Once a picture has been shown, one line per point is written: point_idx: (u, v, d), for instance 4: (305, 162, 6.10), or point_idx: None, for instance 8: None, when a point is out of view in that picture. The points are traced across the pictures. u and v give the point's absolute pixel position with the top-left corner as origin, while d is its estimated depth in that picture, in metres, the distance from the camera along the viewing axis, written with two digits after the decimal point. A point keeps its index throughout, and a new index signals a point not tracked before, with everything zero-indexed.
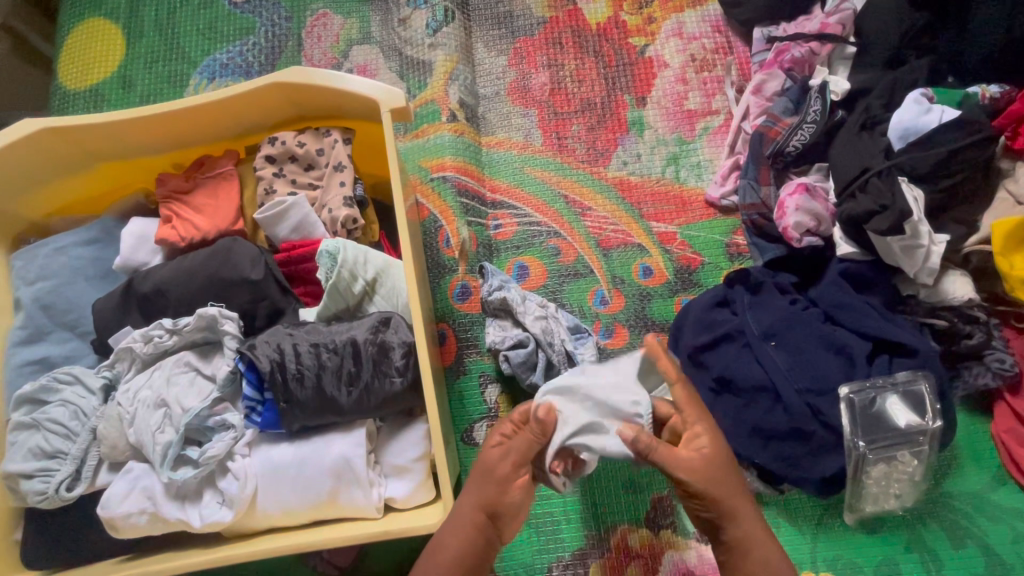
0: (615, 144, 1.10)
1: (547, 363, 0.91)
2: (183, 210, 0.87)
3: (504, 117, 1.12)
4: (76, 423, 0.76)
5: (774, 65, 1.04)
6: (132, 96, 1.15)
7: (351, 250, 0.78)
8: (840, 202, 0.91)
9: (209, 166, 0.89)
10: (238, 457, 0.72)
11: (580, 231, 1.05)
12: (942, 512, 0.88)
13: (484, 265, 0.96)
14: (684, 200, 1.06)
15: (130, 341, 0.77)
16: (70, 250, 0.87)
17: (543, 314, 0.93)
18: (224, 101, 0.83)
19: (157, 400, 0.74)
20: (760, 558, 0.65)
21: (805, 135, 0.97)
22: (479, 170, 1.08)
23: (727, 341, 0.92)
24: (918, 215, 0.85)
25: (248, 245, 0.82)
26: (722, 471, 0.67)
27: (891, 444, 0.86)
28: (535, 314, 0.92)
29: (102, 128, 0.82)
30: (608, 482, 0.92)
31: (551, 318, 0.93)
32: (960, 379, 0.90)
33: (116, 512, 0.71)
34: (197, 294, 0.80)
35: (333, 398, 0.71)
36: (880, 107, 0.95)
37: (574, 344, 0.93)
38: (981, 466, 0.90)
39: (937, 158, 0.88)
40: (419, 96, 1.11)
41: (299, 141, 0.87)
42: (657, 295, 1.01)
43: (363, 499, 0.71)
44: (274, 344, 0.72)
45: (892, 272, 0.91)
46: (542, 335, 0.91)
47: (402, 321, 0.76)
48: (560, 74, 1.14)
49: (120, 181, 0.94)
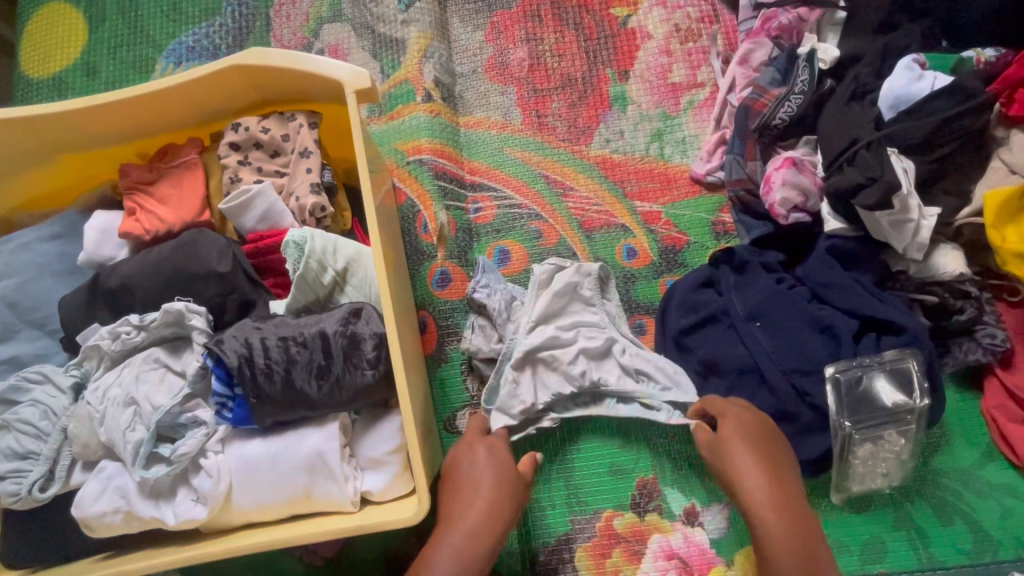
0: (597, 121, 1.06)
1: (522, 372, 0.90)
2: (146, 202, 0.84)
3: (481, 95, 1.08)
4: (47, 423, 0.75)
5: (761, 34, 1.00)
6: (97, 83, 1.11)
7: (319, 240, 0.75)
8: (829, 175, 0.88)
9: (174, 156, 0.86)
10: (211, 453, 0.71)
11: (562, 213, 1.02)
12: (930, 489, 0.87)
13: (478, 260, 0.94)
14: (669, 177, 1.03)
15: (97, 339, 0.76)
16: (34, 246, 0.85)
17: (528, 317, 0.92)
18: (184, 86, 0.79)
19: (126, 398, 0.73)
20: (782, 531, 0.68)
21: (793, 106, 0.92)
22: (457, 152, 1.05)
23: (712, 323, 0.91)
24: (908, 188, 0.82)
25: (214, 237, 0.79)
26: (758, 442, 0.77)
27: (877, 425, 0.84)
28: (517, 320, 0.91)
29: (58, 119, 0.79)
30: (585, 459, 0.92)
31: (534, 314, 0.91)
32: (950, 355, 0.88)
33: (90, 512, 0.70)
34: (163, 289, 0.78)
35: (303, 392, 0.69)
36: (871, 75, 0.91)
37: None
38: (970, 443, 0.89)
39: (927, 128, 0.84)
40: (393, 76, 1.07)
41: (263, 127, 0.83)
42: (642, 277, 0.98)
43: (338, 494, 0.70)
44: (242, 338, 0.70)
45: (882, 247, 0.89)
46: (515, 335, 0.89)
47: (374, 311, 0.73)
48: (539, 49, 1.09)
49: (82, 174, 0.90)
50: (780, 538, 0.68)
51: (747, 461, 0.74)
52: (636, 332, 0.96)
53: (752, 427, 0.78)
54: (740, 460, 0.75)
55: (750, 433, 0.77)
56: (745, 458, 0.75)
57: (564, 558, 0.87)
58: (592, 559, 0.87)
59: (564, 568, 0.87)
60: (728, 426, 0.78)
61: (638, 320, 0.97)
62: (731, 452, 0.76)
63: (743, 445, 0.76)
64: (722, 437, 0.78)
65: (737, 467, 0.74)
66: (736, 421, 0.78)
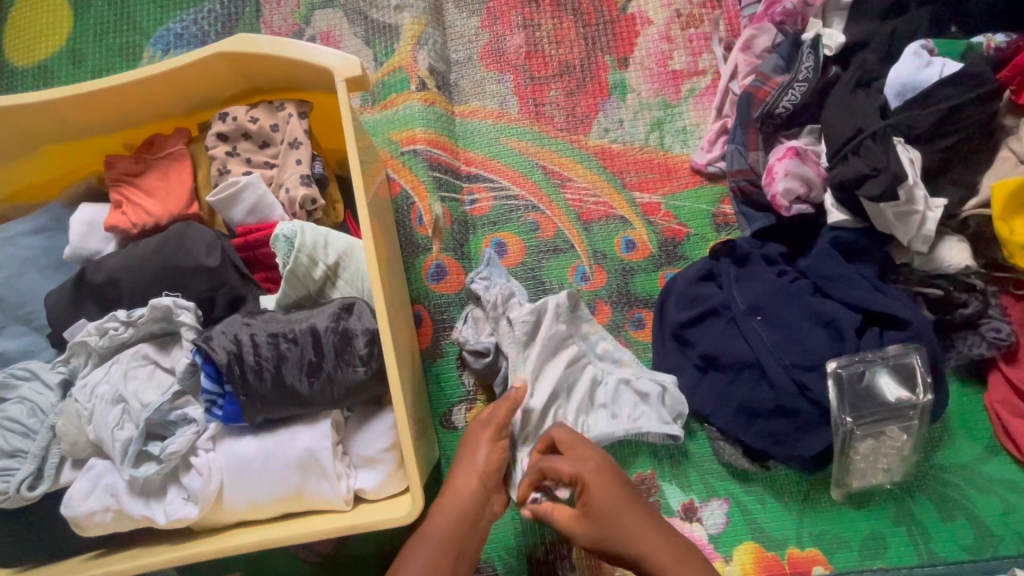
0: (595, 109, 1.03)
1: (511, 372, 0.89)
2: (133, 194, 0.82)
3: (477, 84, 1.05)
4: (34, 420, 0.73)
5: (764, 19, 0.97)
6: (83, 72, 1.08)
7: (309, 234, 0.74)
8: (832, 166, 0.86)
9: (160, 147, 0.84)
10: (201, 451, 0.70)
11: (559, 205, 1.00)
12: (931, 484, 0.86)
13: (485, 253, 0.92)
14: (669, 167, 1.01)
15: (84, 335, 0.74)
16: (19, 240, 0.83)
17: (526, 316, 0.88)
18: (169, 74, 0.76)
19: (113, 396, 0.71)
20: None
21: (797, 94, 0.90)
22: (452, 142, 1.02)
23: (712, 316, 0.89)
24: (915, 178, 0.80)
25: (202, 230, 0.77)
26: (609, 499, 0.69)
27: (879, 420, 0.84)
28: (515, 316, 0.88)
29: (39, 110, 0.76)
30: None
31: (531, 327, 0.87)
32: (953, 349, 0.87)
33: (80, 511, 0.69)
34: (150, 283, 0.76)
35: (294, 389, 0.68)
36: (877, 62, 0.89)
37: None
38: (973, 438, 0.88)
39: (935, 117, 0.82)
40: (386, 63, 1.04)
41: (252, 116, 0.81)
42: (640, 269, 0.97)
43: (331, 492, 0.69)
44: (231, 334, 0.69)
45: (886, 240, 0.87)
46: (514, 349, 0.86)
47: (367, 306, 0.72)
48: (536, 35, 1.06)
49: (67, 165, 0.88)
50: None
51: (637, 523, 0.67)
52: (635, 325, 0.94)
53: (610, 485, 0.70)
54: (627, 524, 0.67)
55: (607, 494, 0.69)
56: (629, 519, 0.67)
57: (562, 554, 0.86)
58: (589, 555, 0.86)
59: (561, 563, 0.86)
60: (596, 489, 0.69)
61: (637, 314, 0.95)
62: (616, 522, 0.67)
63: (619, 509, 0.68)
64: (586, 506, 0.69)
65: (627, 540, 0.67)
66: (597, 484, 0.70)
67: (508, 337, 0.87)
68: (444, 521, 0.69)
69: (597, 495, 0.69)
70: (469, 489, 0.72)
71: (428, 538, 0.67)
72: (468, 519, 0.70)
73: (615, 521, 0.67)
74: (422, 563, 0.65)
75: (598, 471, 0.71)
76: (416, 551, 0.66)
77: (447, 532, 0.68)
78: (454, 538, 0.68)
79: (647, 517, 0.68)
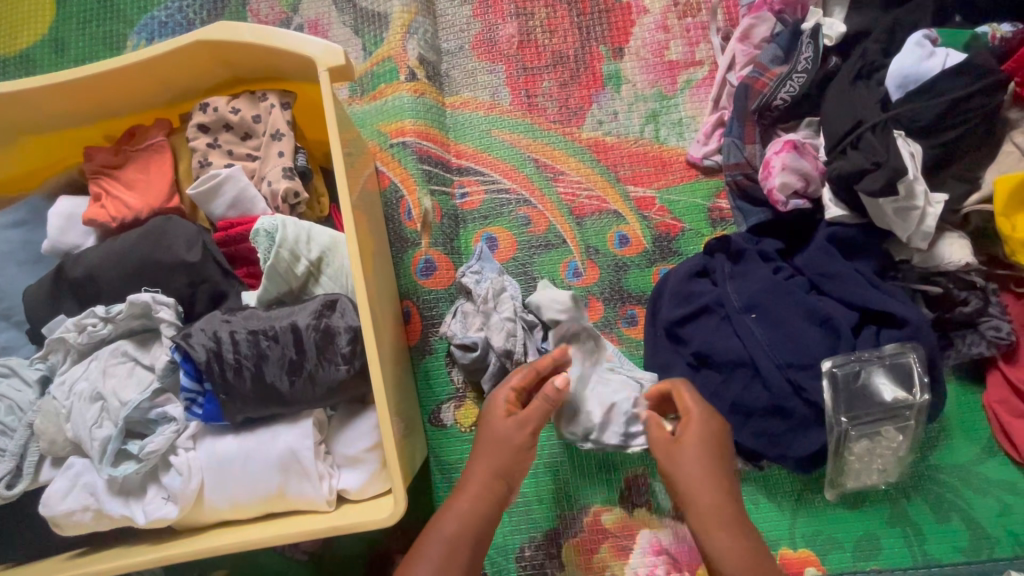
0: (589, 101, 1.01)
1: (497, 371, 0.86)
2: (113, 187, 0.80)
3: (469, 74, 1.02)
4: (12, 418, 0.72)
5: (763, 8, 0.95)
6: (65, 61, 1.06)
7: (291, 228, 0.72)
8: (830, 160, 0.83)
9: (141, 138, 0.82)
10: (181, 451, 0.69)
11: (551, 198, 0.98)
12: (927, 485, 0.85)
13: (478, 249, 0.91)
14: (664, 161, 0.98)
15: (62, 331, 0.72)
16: None
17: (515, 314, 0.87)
18: (147, 63, 0.74)
19: (92, 393, 0.70)
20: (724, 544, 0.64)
21: (795, 86, 0.87)
22: (443, 134, 1.00)
23: (706, 314, 0.87)
24: (915, 173, 0.78)
25: (183, 224, 0.76)
26: (709, 440, 0.69)
27: (875, 420, 0.82)
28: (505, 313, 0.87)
29: (13, 100, 0.74)
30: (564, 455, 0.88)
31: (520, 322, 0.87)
32: (952, 348, 0.85)
33: (58, 511, 0.68)
34: (129, 279, 0.74)
35: (274, 387, 0.66)
36: (879, 52, 0.86)
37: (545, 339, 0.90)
38: (970, 438, 0.86)
39: (937, 110, 0.80)
40: (375, 53, 1.02)
41: (233, 107, 0.79)
42: (633, 265, 0.95)
43: (314, 492, 0.67)
44: (210, 331, 0.67)
45: (884, 236, 0.85)
46: (503, 342, 0.85)
47: (350, 303, 0.70)
48: (529, 24, 1.03)
49: (46, 156, 0.86)
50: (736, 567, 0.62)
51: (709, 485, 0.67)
52: (627, 322, 0.93)
53: (713, 432, 0.70)
54: (701, 474, 0.67)
55: (705, 440, 0.69)
56: (706, 476, 0.67)
57: (551, 554, 0.85)
58: (579, 555, 0.85)
59: (551, 563, 0.85)
60: (697, 428, 0.70)
61: (630, 311, 0.93)
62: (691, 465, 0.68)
63: (703, 458, 0.68)
64: (685, 437, 0.70)
65: (691, 484, 0.67)
66: (702, 427, 0.70)
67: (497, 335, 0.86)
68: (463, 518, 0.65)
69: (698, 435, 0.69)
70: (490, 488, 0.68)
71: (443, 532, 0.64)
72: (487, 518, 0.67)
73: (694, 464, 0.68)
74: (437, 552, 0.63)
75: (710, 417, 0.71)
76: (427, 543, 0.64)
77: (463, 527, 0.65)
78: (470, 533, 0.65)
79: (729, 474, 0.69)
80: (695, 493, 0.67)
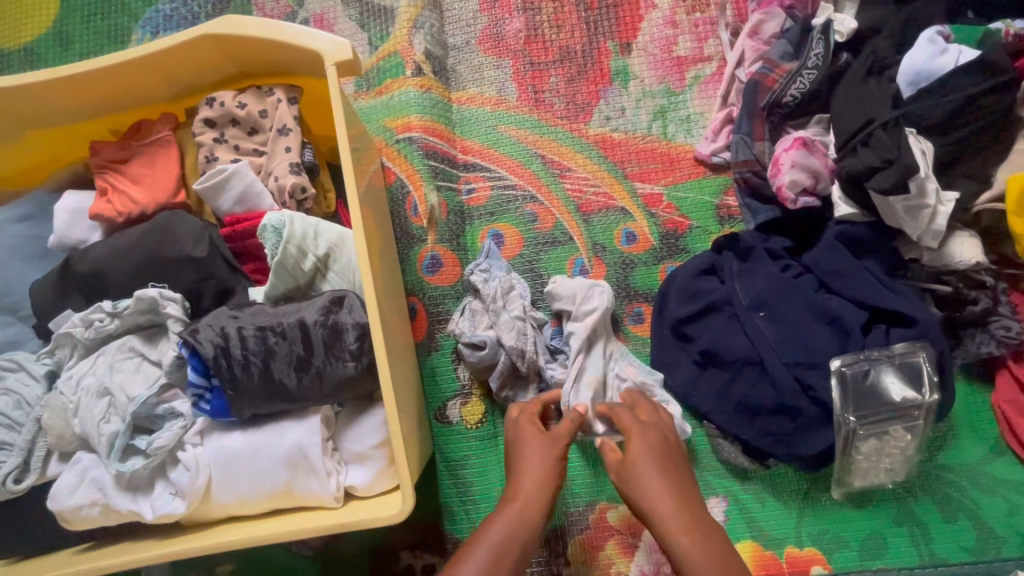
0: (597, 97, 1.00)
1: (506, 369, 0.86)
2: (119, 182, 0.80)
3: (475, 69, 1.02)
4: (20, 412, 0.72)
5: (773, 3, 0.94)
6: (70, 55, 1.05)
7: (298, 224, 0.71)
8: (841, 157, 0.83)
9: (147, 132, 0.82)
10: (189, 446, 0.69)
11: (558, 195, 0.97)
12: (934, 485, 0.84)
13: (486, 247, 0.91)
14: (672, 157, 0.98)
15: (69, 326, 0.72)
16: (3, 228, 0.81)
17: (524, 313, 0.88)
18: (153, 58, 0.74)
19: (100, 388, 0.70)
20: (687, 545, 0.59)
21: (805, 82, 0.87)
22: (449, 129, 0.99)
23: (713, 312, 0.86)
24: (926, 171, 0.77)
25: (189, 219, 0.75)
26: (652, 450, 0.69)
27: (883, 419, 0.82)
28: (513, 311, 0.87)
29: (19, 94, 0.74)
30: (570, 453, 0.88)
31: (530, 321, 0.88)
32: (961, 347, 0.84)
33: (66, 505, 0.68)
34: (136, 274, 0.74)
35: (282, 384, 0.66)
36: (890, 49, 0.85)
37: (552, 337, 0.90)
38: (978, 438, 0.86)
39: (949, 107, 0.79)
40: (381, 48, 1.01)
41: (240, 102, 0.78)
42: (640, 262, 0.94)
43: (321, 489, 0.67)
44: (217, 327, 0.67)
45: (894, 234, 0.84)
46: (513, 341, 0.85)
47: (357, 300, 0.70)
48: (536, 19, 1.03)
49: (52, 150, 0.86)
50: (702, 564, 0.57)
51: (660, 485, 0.65)
52: (634, 320, 0.92)
53: (656, 441, 0.70)
54: (649, 478, 0.65)
55: (649, 447, 0.69)
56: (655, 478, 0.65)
57: (557, 551, 0.85)
58: (585, 552, 0.85)
59: (556, 560, 0.85)
60: (641, 440, 0.70)
61: (637, 308, 0.93)
62: (640, 473, 0.66)
63: (652, 466, 0.67)
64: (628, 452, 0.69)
65: (647, 490, 0.65)
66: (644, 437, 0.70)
67: (507, 334, 0.85)
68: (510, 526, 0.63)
69: (643, 446, 0.69)
70: (537, 498, 0.67)
71: (490, 538, 0.62)
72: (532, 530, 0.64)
73: (646, 474, 0.66)
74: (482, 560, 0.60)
75: (652, 430, 0.72)
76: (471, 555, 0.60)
77: (509, 536, 0.63)
78: (518, 539, 0.63)
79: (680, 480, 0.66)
80: (655, 497, 0.64)
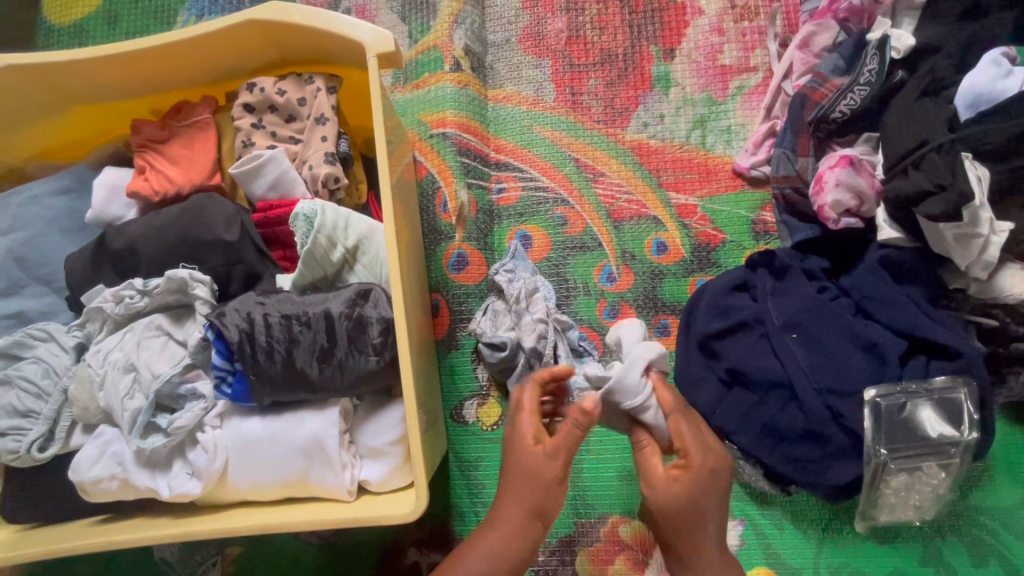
0: (635, 102, 0.98)
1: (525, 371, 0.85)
2: (157, 161, 0.81)
3: (514, 67, 1.00)
4: (48, 382, 0.73)
5: (826, 15, 0.91)
6: (118, 33, 1.07)
7: (330, 215, 0.71)
8: (890, 179, 0.80)
9: (187, 114, 0.83)
10: (208, 428, 0.69)
11: (590, 200, 0.96)
12: (965, 526, 0.81)
13: (512, 247, 0.89)
14: (709, 168, 0.95)
15: (100, 301, 0.73)
16: (43, 200, 0.82)
17: (546, 316, 0.86)
18: (198, 40, 0.74)
19: (125, 364, 0.70)
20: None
21: (855, 99, 0.84)
22: (483, 127, 0.99)
23: (743, 330, 0.83)
24: (982, 198, 0.73)
25: (223, 203, 0.76)
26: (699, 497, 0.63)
27: (916, 455, 0.79)
28: (537, 314, 0.85)
29: (64, 68, 0.75)
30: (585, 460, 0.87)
31: (552, 323, 0.85)
32: (1004, 385, 0.81)
33: (86, 477, 0.69)
34: (168, 253, 0.75)
35: (303, 373, 0.66)
36: (950, 68, 0.81)
37: (580, 339, 0.88)
38: (1016, 481, 0.82)
39: (1013, 132, 0.74)
40: (421, 41, 1.00)
41: (280, 89, 0.78)
42: (670, 274, 0.92)
43: (336, 482, 0.67)
44: (244, 312, 0.67)
45: (940, 262, 0.81)
46: (533, 343, 0.84)
47: (384, 294, 0.69)
48: (578, 20, 1.01)
49: (94, 126, 0.87)
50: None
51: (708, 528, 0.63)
52: (659, 332, 0.91)
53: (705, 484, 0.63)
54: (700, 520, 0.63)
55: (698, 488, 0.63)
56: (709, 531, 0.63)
57: (566, 561, 0.84)
58: (594, 565, 0.84)
59: (564, 570, 0.84)
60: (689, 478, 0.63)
61: (663, 320, 0.91)
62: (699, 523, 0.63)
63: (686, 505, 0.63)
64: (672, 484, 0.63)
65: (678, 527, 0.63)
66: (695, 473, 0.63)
67: (529, 336, 0.84)
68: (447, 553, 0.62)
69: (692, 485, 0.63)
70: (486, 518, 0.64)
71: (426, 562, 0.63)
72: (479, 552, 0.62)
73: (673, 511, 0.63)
74: None
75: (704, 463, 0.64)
76: None
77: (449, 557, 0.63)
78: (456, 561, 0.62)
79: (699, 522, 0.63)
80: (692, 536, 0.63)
